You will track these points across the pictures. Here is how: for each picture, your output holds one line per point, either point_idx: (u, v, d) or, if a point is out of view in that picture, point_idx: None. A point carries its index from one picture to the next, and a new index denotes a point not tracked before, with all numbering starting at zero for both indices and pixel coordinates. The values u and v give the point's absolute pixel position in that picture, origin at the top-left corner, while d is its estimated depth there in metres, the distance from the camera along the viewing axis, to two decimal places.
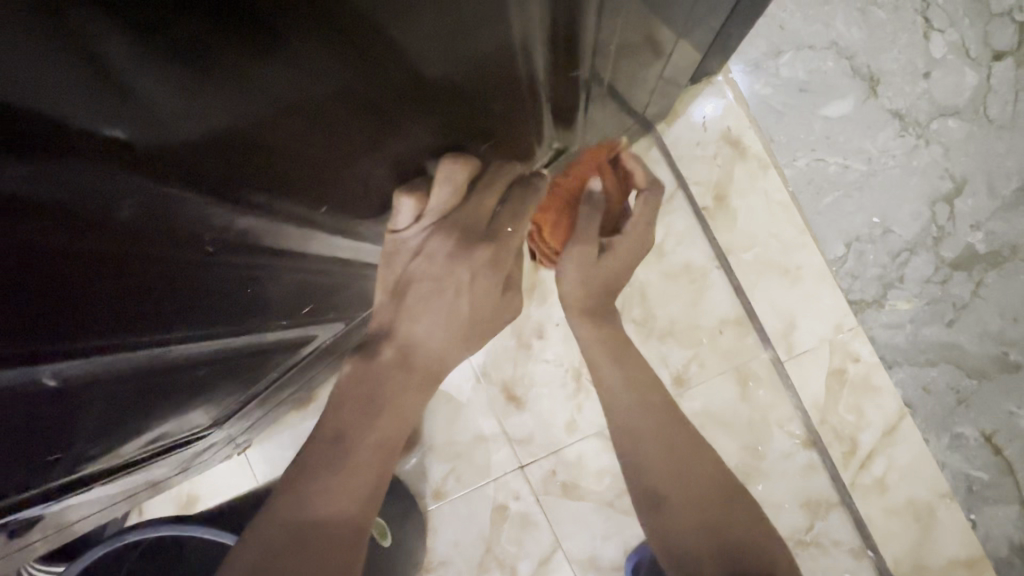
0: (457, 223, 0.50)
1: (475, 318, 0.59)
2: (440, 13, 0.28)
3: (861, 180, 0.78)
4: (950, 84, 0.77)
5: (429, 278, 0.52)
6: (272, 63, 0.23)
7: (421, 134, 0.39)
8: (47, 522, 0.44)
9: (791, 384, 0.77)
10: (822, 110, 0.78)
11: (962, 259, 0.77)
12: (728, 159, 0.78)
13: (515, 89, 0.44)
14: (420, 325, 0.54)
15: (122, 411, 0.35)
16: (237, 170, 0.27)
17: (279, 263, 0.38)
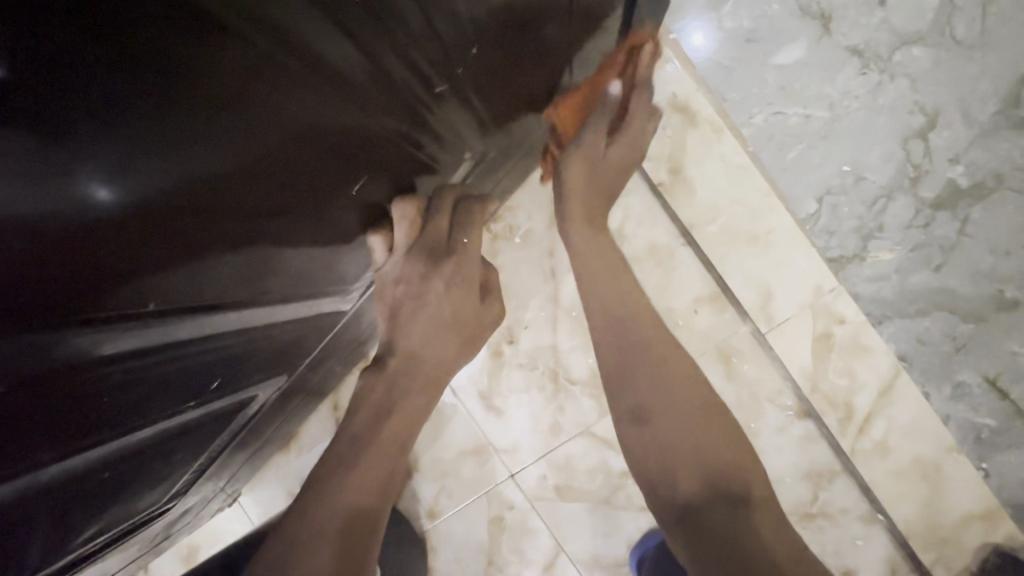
0: (428, 249, 0.53)
1: (471, 328, 0.60)
2: (293, 99, 0.28)
3: (825, 128, 0.72)
4: (909, 9, 0.70)
5: (410, 301, 0.55)
6: (79, 172, 0.21)
7: (305, 215, 0.37)
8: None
9: (776, 356, 0.72)
10: (773, 59, 0.72)
11: (944, 197, 0.71)
12: (678, 128, 0.72)
13: (408, 152, 0.43)
14: (407, 338, 0.56)
15: (20, 540, 0.31)
16: (133, 245, 0.26)
17: (169, 354, 0.34)
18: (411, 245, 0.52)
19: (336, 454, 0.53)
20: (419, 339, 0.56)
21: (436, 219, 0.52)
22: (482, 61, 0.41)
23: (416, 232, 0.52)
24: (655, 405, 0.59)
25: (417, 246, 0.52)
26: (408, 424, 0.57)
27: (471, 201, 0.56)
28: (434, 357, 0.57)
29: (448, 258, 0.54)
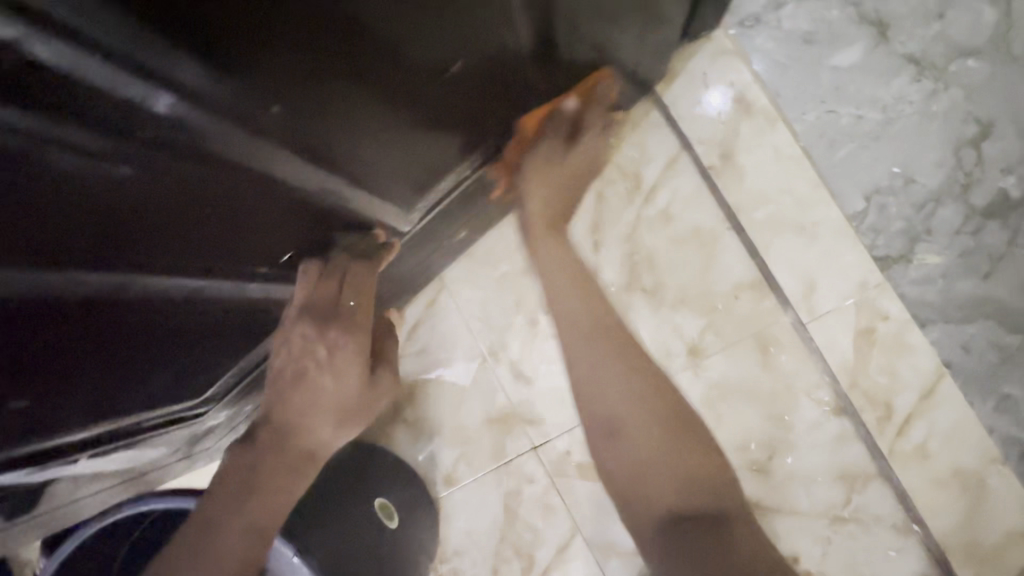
0: (317, 311, 0.56)
1: (353, 407, 0.60)
2: (432, 24, 0.38)
3: (877, 129, 0.74)
4: (967, 24, 0.72)
5: (291, 368, 0.57)
6: (277, 62, 0.31)
7: (410, 123, 0.47)
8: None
9: (816, 348, 0.72)
10: (829, 60, 0.75)
11: (995, 206, 0.71)
12: (733, 115, 0.74)
13: (494, 79, 0.51)
14: (290, 411, 0.57)
15: (99, 358, 0.36)
16: (209, 103, 0.30)
17: (249, 222, 0.41)
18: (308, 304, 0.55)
19: (197, 524, 0.52)
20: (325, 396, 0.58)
21: (325, 285, 0.55)
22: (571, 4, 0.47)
23: (311, 291, 0.55)
24: (646, 467, 0.56)
25: (310, 310, 0.55)
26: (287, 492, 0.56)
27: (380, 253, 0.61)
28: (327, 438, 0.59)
29: (336, 322, 0.57)
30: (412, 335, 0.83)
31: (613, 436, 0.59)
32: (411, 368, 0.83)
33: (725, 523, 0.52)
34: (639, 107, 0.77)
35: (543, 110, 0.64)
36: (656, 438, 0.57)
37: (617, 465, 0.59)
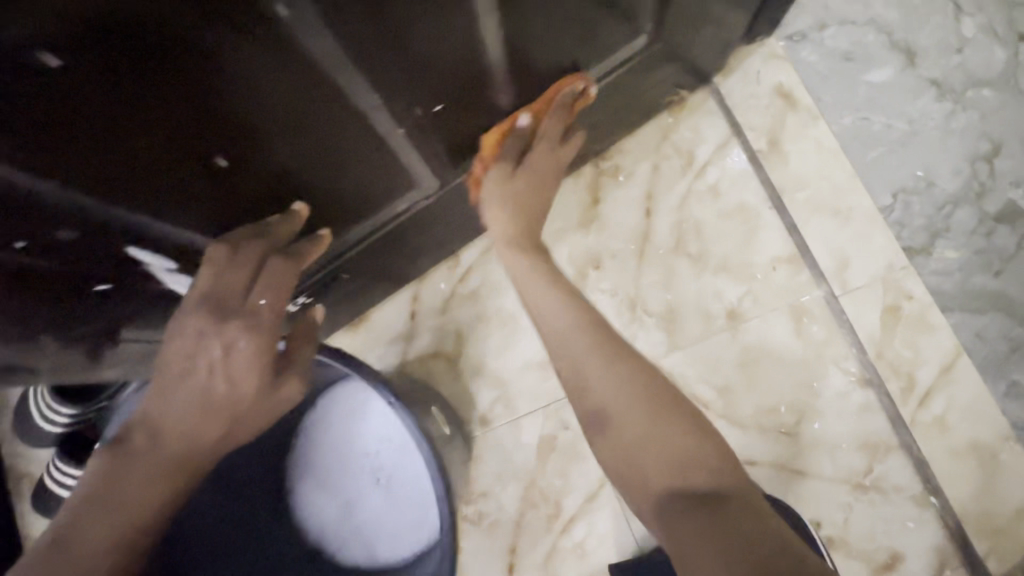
0: (215, 303, 0.47)
1: (242, 407, 0.47)
2: None
3: (904, 138, 0.84)
4: (981, 60, 0.84)
5: (178, 355, 0.46)
6: None
7: (557, 26, 0.53)
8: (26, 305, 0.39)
9: (846, 321, 0.78)
10: (864, 76, 0.85)
11: (1005, 213, 0.80)
12: (781, 109, 0.83)
13: (617, 16, 0.58)
14: (168, 401, 0.45)
15: (283, 122, 0.44)
16: None
17: (433, 58, 0.47)
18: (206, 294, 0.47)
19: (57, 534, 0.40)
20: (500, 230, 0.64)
21: (231, 274, 0.47)
22: None
23: (210, 277, 0.47)
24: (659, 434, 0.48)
25: (213, 299, 0.47)
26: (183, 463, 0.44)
27: (307, 253, 0.54)
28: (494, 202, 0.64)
29: (238, 322, 0.47)
30: (464, 279, 0.86)
31: (599, 431, 0.51)
32: (459, 309, 0.86)
33: (724, 499, 0.44)
34: (697, 95, 0.86)
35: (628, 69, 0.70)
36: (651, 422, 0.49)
37: (612, 458, 0.50)
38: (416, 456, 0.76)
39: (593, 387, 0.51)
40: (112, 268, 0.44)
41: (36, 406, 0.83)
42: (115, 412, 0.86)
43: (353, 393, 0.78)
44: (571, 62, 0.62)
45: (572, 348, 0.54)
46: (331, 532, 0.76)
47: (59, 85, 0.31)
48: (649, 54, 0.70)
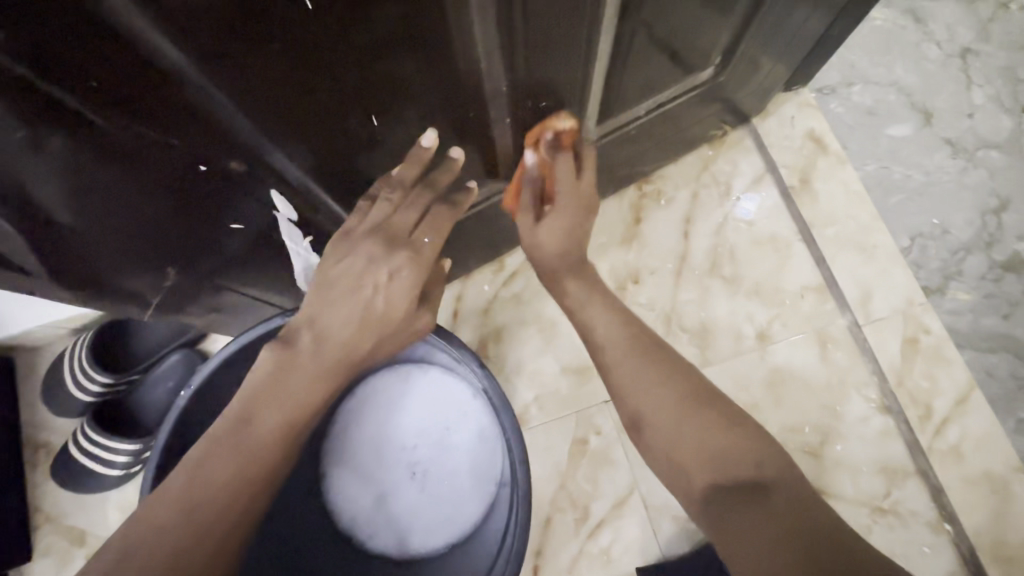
0: (387, 234, 0.51)
1: (394, 328, 0.50)
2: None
3: (921, 188, 0.91)
4: (990, 126, 0.93)
5: (346, 273, 0.48)
6: None
7: (646, 48, 0.60)
8: (175, 214, 0.43)
9: (869, 349, 0.83)
10: (887, 130, 0.94)
11: (1012, 262, 0.88)
12: (812, 152, 0.91)
13: (690, 45, 0.66)
14: (322, 317, 0.47)
15: (412, 99, 0.46)
16: None
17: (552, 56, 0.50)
18: (378, 222, 0.51)
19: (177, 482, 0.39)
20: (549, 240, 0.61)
21: (404, 212, 0.52)
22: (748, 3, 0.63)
23: (382, 212, 0.52)
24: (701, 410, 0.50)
25: (382, 233, 0.51)
26: (246, 465, 0.40)
27: (459, 201, 0.59)
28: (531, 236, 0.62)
29: (400, 254, 0.50)
30: (508, 282, 0.90)
31: (636, 429, 0.52)
32: (501, 312, 0.89)
33: (767, 490, 0.45)
34: (736, 132, 0.93)
35: (687, 100, 0.78)
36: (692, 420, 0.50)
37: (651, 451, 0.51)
38: (453, 451, 0.79)
39: (628, 386, 0.53)
40: (235, 206, 0.47)
41: (71, 373, 0.83)
42: (148, 385, 0.86)
43: (395, 382, 0.81)
44: (644, 86, 0.69)
45: (611, 348, 0.56)
46: (363, 518, 0.77)
47: (280, 29, 0.34)
48: (705, 88, 0.78)
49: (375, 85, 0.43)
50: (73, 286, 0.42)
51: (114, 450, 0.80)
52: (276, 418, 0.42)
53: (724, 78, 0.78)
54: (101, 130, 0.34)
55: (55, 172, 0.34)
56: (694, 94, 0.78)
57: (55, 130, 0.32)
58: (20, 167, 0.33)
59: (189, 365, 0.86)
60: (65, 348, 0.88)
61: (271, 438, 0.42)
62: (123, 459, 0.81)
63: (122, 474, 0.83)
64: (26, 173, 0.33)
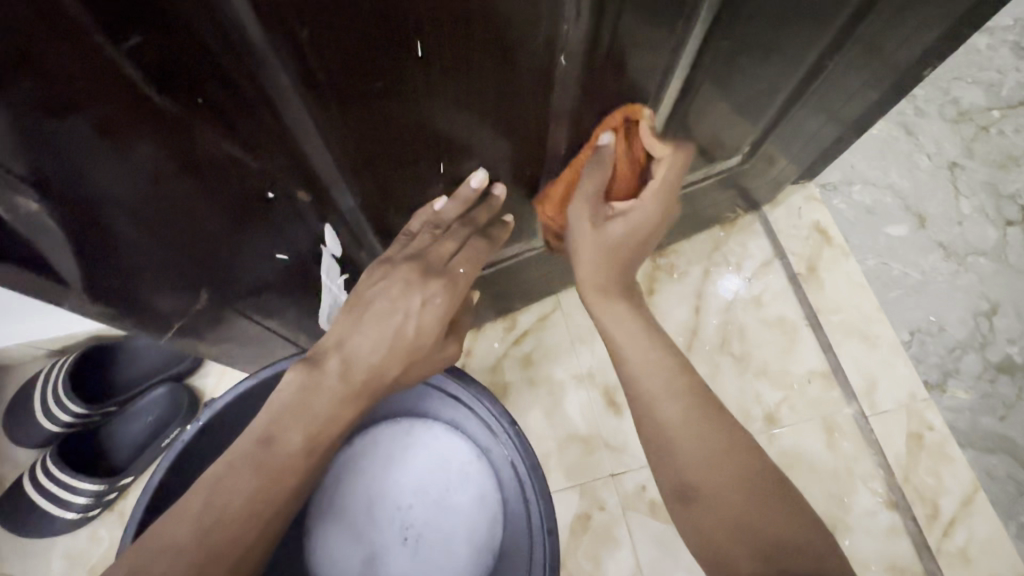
0: (422, 263, 0.50)
1: (422, 356, 0.50)
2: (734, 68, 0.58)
3: (918, 285, 0.96)
4: (978, 233, 0.99)
5: (381, 301, 0.48)
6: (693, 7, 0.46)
7: (676, 130, 0.64)
8: (231, 232, 0.40)
9: (874, 440, 0.83)
10: (885, 229, 0.99)
11: (1005, 365, 0.91)
12: (817, 242, 0.95)
13: (714, 131, 0.70)
14: (353, 341, 0.47)
15: (476, 147, 0.47)
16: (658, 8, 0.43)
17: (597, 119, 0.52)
18: (414, 252, 0.51)
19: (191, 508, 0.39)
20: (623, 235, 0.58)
21: (440, 242, 0.51)
22: (767, 100, 0.68)
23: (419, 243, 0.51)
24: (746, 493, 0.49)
25: (418, 261, 0.50)
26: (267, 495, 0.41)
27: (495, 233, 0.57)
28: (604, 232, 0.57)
29: (433, 282, 0.49)
30: (519, 341, 0.89)
31: (684, 502, 0.51)
32: (509, 371, 0.88)
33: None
34: (746, 217, 0.97)
35: (707, 182, 0.82)
36: (740, 492, 0.49)
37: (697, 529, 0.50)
38: (452, 510, 0.74)
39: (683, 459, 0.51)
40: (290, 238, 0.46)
41: (41, 399, 0.77)
42: (125, 418, 0.80)
43: (397, 434, 0.77)
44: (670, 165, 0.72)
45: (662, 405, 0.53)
46: None
47: (389, 71, 0.35)
48: (724, 173, 0.82)
49: (451, 132, 0.44)
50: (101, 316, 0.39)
51: (75, 489, 0.73)
52: (301, 437, 0.43)
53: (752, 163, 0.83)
54: (193, 142, 0.32)
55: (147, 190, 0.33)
56: (714, 177, 0.82)
57: (151, 132, 0.30)
58: (108, 174, 0.30)
59: (173, 400, 0.81)
60: (39, 373, 0.82)
61: (298, 456, 0.43)
62: (83, 500, 0.73)
63: (77, 517, 0.74)
64: (110, 171, 0.30)
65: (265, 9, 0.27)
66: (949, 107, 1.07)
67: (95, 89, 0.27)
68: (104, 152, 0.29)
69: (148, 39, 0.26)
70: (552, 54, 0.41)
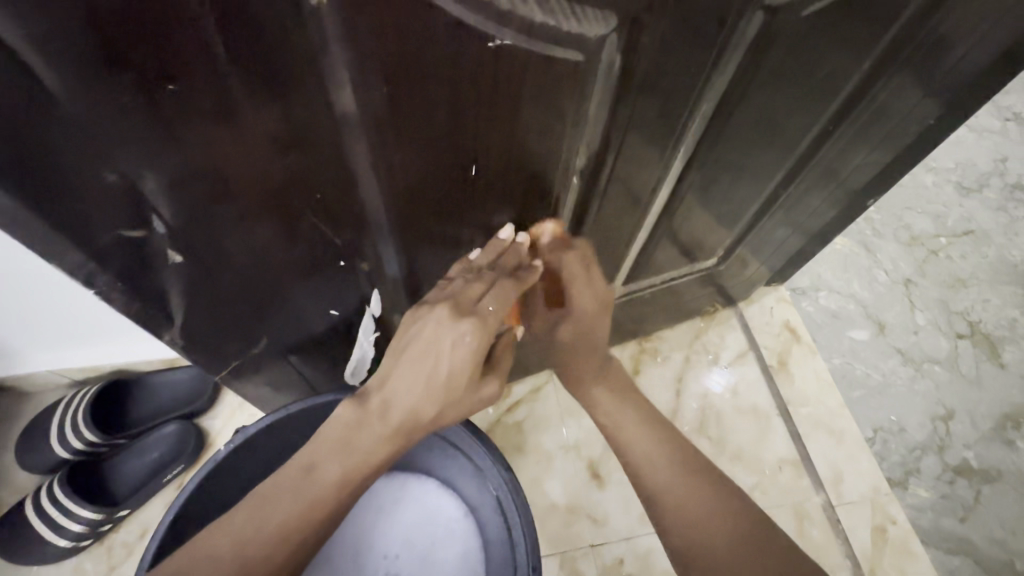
0: (454, 304, 0.52)
1: (458, 393, 0.54)
2: (705, 186, 0.70)
3: (880, 386, 1.05)
4: (932, 343, 1.10)
5: (417, 343, 0.52)
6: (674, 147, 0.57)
7: (659, 229, 0.75)
8: (300, 288, 0.48)
9: (841, 530, 0.88)
10: (850, 333, 1.10)
11: (962, 468, 0.98)
12: (788, 339, 1.05)
13: (693, 234, 0.82)
14: (393, 377, 0.52)
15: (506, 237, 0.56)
16: (654, 153, 0.53)
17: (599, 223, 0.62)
18: (450, 294, 0.53)
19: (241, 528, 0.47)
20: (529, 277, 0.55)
21: (471, 284, 0.53)
22: (736, 212, 0.81)
23: (453, 285, 0.54)
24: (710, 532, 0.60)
25: (453, 304, 0.52)
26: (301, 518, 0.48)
27: (525, 273, 0.55)
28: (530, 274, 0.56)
29: (465, 327, 0.51)
30: (512, 409, 0.96)
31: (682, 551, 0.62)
32: (501, 436, 0.93)
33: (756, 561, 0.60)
34: (724, 311, 1.08)
35: (687, 277, 0.93)
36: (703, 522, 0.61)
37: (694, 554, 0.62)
38: (437, 570, 0.77)
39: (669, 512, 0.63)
40: (337, 295, 0.52)
41: (59, 425, 0.82)
42: (131, 452, 0.83)
43: (390, 487, 0.80)
44: (654, 261, 0.84)
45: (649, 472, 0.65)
46: None
47: (451, 180, 0.43)
48: (702, 269, 0.93)
49: (487, 225, 0.52)
50: (183, 349, 0.46)
51: (73, 516, 0.76)
52: (337, 470, 0.50)
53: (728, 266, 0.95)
54: (299, 222, 0.40)
55: (252, 252, 0.41)
56: (694, 273, 0.93)
57: (274, 215, 0.38)
58: (230, 236, 0.38)
59: (180, 438, 0.84)
60: (57, 400, 0.87)
61: (328, 488, 0.49)
62: (78, 528, 0.76)
63: (69, 546, 0.77)
64: (233, 235, 0.38)
65: (377, 141, 0.36)
66: (902, 232, 1.22)
67: (245, 183, 0.35)
68: (234, 226, 0.37)
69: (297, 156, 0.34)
70: (564, 176, 0.50)
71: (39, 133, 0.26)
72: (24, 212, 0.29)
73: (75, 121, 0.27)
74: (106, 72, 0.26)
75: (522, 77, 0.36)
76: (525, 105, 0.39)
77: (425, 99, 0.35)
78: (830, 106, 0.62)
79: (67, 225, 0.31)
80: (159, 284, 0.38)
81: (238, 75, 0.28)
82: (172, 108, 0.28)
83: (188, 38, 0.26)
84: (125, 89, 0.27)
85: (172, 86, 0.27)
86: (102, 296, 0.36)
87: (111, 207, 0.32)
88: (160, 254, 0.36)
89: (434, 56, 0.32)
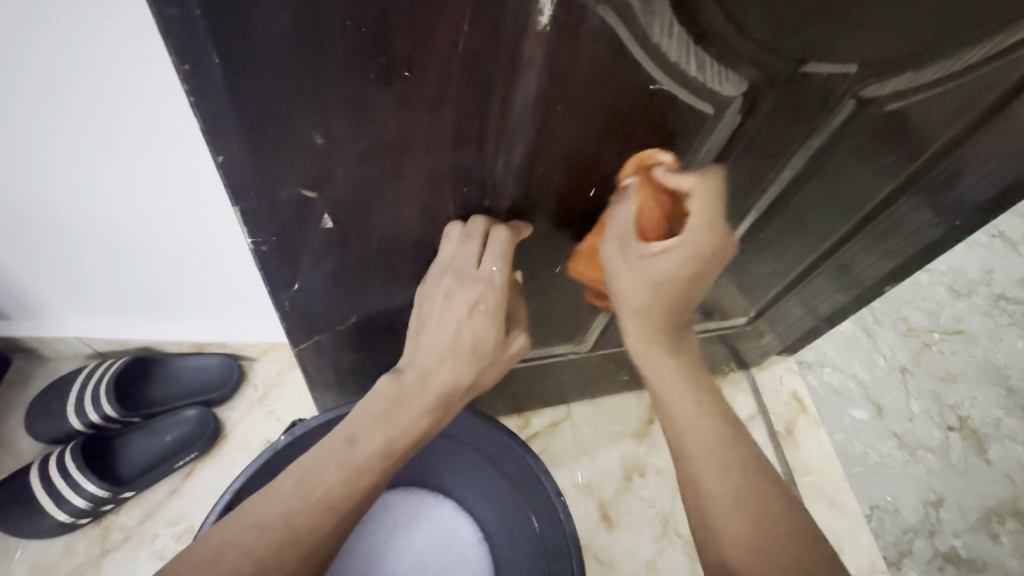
0: (455, 276, 0.46)
1: (490, 356, 0.47)
2: (754, 250, 0.76)
3: (876, 466, 1.09)
4: (926, 431, 1.15)
5: (430, 318, 0.46)
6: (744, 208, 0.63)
7: None
8: (399, 284, 0.50)
9: None
10: (850, 411, 1.15)
11: (950, 554, 1.03)
12: (794, 409, 1.09)
13: (727, 294, 0.87)
14: (420, 353, 0.46)
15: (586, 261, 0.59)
16: (732, 208, 0.59)
17: None
18: (446, 266, 0.46)
19: (287, 503, 0.43)
20: (667, 271, 0.48)
21: (463, 250, 0.45)
22: (769, 282, 0.86)
23: (446, 257, 0.46)
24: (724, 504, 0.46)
25: (453, 271, 0.45)
26: (345, 498, 0.44)
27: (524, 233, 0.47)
28: (641, 273, 0.48)
29: (478, 288, 0.45)
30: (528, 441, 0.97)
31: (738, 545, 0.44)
32: None
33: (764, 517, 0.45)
34: (736, 373, 1.12)
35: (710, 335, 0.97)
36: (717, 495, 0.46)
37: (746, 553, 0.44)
38: None
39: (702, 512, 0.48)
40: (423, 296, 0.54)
41: (77, 394, 0.80)
42: (144, 433, 0.81)
43: (408, 502, 0.79)
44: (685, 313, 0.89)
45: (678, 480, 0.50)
46: None
47: (567, 198, 0.47)
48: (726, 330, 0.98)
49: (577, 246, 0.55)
50: (287, 312, 0.49)
51: (77, 490, 0.74)
52: (382, 440, 0.46)
53: (752, 326, 0.99)
54: (436, 214, 0.44)
55: (387, 234, 0.44)
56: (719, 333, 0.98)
57: (421, 203, 0.42)
58: (379, 215, 0.42)
59: (198, 425, 0.82)
60: (75, 369, 0.85)
61: None
62: (79, 503, 0.74)
63: (65, 520, 0.75)
64: (381, 214, 0.42)
65: (531, 153, 0.41)
66: (900, 323, 1.30)
67: (413, 168, 0.39)
68: (388, 205, 0.41)
69: (465, 153, 0.39)
70: None
71: (288, 97, 0.31)
72: (242, 145, 0.33)
73: (319, 90, 0.31)
74: (363, 53, 0.30)
75: (662, 115, 0.42)
76: (652, 141, 0.44)
77: (581, 123, 0.40)
78: (871, 199, 0.69)
79: (269, 171, 0.36)
80: (302, 245, 0.42)
81: (457, 77, 0.33)
82: (398, 93, 0.33)
83: (434, 43, 0.31)
84: (371, 70, 0.31)
85: (406, 74, 0.32)
86: (256, 244, 0.41)
87: (305, 164, 0.36)
88: (317, 218, 0.40)
89: (606, 84, 0.37)
